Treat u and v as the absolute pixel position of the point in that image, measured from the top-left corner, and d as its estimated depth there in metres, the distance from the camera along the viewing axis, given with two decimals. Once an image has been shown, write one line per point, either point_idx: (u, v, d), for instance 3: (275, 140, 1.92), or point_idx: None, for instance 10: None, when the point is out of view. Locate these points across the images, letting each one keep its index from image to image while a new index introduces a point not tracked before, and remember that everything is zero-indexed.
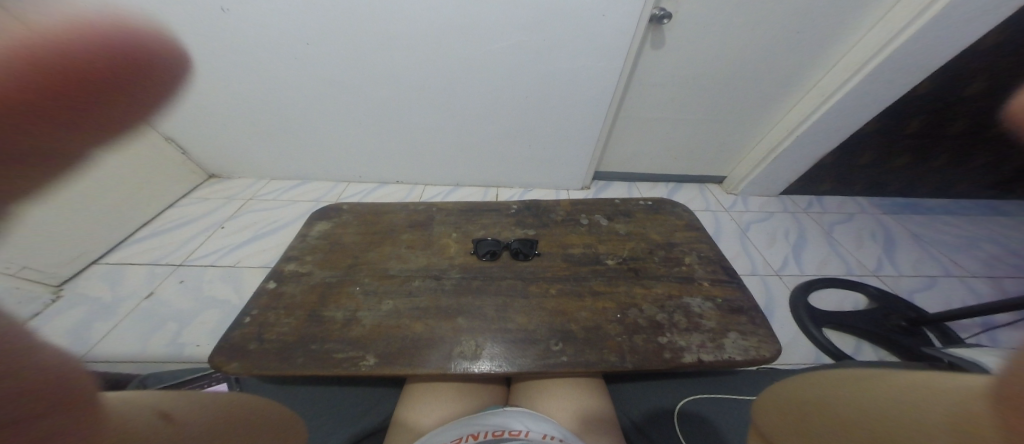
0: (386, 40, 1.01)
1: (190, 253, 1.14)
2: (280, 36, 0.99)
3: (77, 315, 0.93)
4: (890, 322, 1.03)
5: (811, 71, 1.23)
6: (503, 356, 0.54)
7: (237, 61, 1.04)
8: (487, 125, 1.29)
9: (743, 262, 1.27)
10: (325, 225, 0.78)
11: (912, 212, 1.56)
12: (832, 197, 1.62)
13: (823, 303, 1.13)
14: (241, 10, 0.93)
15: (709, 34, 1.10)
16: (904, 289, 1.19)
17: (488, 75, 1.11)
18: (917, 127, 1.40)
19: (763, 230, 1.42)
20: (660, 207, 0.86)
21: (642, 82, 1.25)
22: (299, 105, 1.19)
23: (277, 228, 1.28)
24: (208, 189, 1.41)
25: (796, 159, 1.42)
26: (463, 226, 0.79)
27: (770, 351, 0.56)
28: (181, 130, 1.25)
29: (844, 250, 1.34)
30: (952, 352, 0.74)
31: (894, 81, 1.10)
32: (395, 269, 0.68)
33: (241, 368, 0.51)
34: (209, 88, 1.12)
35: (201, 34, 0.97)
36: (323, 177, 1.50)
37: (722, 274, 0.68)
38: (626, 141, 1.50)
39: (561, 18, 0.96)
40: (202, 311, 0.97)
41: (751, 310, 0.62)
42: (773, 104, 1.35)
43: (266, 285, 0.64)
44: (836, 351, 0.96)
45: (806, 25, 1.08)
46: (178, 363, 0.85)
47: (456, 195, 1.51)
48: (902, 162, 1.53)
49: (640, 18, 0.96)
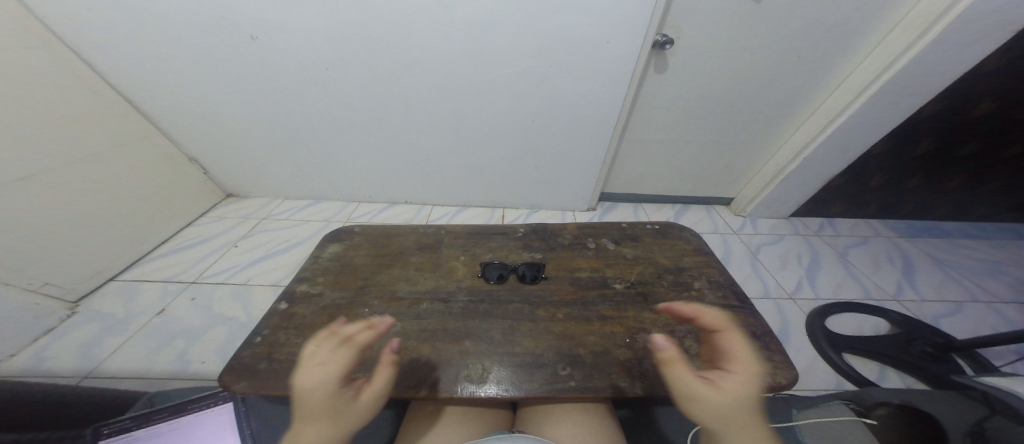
0: (401, 66, 1.07)
1: (204, 270, 1.17)
2: (303, 62, 1.06)
3: (92, 330, 0.95)
4: (915, 348, 0.98)
5: (812, 95, 1.25)
6: (509, 380, 0.53)
7: (262, 85, 1.11)
8: (494, 147, 1.33)
9: (755, 285, 1.24)
10: (337, 246, 0.80)
11: (928, 235, 1.53)
12: (843, 219, 1.59)
13: (841, 327, 1.09)
14: (269, 38, 1.00)
15: (711, 59, 1.14)
16: (927, 314, 1.14)
17: (496, 99, 1.16)
18: (926, 149, 1.40)
19: (774, 252, 1.40)
20: (667, 231, 0.87)
21: (646, 105, 1.29)
22: (317, 127, 1.25)
23: (288, 247, 1.31)
24: (225, 208, 1.46)
25: (804, 181, 1.41)
26: (471, 249, 0.80)
27: (786, 378, 0.54)
28: (205, 151, 1.31)
29: (859, 273, 1.30)
30: (982, 380, 0.70)
31: (897, 103, 1.12)
32: (404, 291, 0.69)
33: (249, 388, 0.51)
34: (234, 111, 1.19)
35: (230, 60, 1.04)
36: (335, 197, 1.55)
37: (734, 299, 0.67)
38: (632, 163, 1.52)
39: (567, 46, 1.01)
40: (212, 328, 0.99)
41: (765, 336, 0.61)
42: (777, 127, 1.37)
43: (278, 305, 0.65)
44: (860, 379, 0.91)
45: (805, 51, 1.11)
46: (185, 382, 0.86)
47: (462, 215, 1.54)
48: (914, 183, 1.52)
49: (643, 43, 1.00)
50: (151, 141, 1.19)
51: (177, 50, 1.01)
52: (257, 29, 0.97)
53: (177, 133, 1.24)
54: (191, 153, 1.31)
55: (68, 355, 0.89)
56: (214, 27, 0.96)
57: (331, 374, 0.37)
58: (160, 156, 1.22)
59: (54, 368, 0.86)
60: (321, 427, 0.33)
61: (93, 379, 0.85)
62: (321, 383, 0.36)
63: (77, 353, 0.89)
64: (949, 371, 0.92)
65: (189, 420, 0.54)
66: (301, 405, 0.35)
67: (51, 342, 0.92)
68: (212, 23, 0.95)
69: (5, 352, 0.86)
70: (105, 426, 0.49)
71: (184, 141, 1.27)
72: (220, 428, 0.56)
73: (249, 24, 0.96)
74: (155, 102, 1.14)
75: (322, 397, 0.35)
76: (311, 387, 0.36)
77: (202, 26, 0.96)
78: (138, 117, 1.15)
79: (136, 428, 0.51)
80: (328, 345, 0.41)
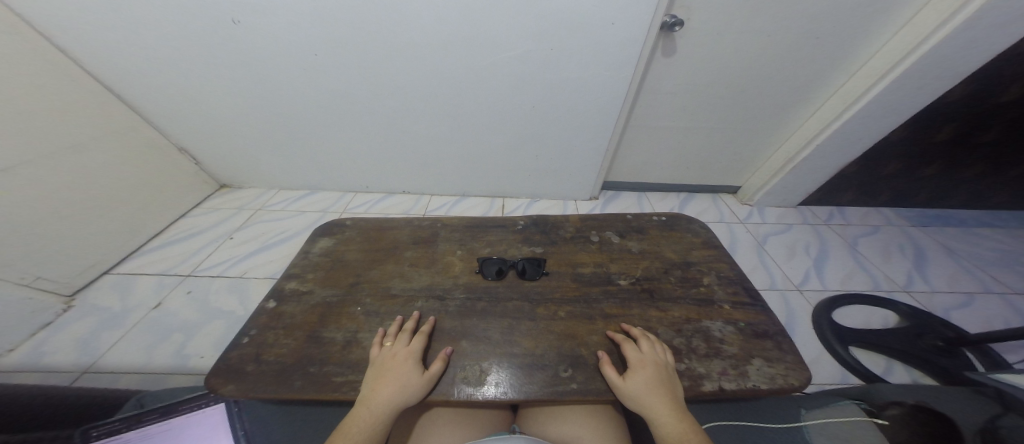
0: (394, 50, 1.01)
1: (199, 263, 1.15)
2: (290, 48, 1.00)
3: (87, 325, 0.94)
4: (924, 341, 0.96)
5: (830, 78, 1.18)
6: (508, 381, 0.50)
7: (248, 72, 1.06)
8: (493, 135, 1.28)
9: (761, 276, 1.20)
10: (328, 241, 0.77)
11: (941, 223, 1.49)
12: (854, 208, 1.55)
13: (849, 320, 1.06)
14: (252, 22, 0.93)
15: (724, 40, 1.07)
16: (938, 306, 1.11)
17: (495, 84, 1.10)
18: (946, 135, 1.33)
19: (781, 242, 1.36)
20: (674, 223, 0.83)
21: (653, 91, 1.23)
22: (308, 116, 1.20)
23: (284, 238, 1.28)
24: (219, 199, 1.43)
25: (816, 169, 1.36)
26: (468, 243, 0.77)
27: (798, 380, 0.51)
28: (195, 141, 1.27)
29: (869, 264, 1.27)
30: (996, 376, 0.67)
31: (921, 88, 1.05)
32: (398, 288, 0.66)
33: (237, 390, 0.49)
34: (221, 99, 1.13)
35: (212, 46, 0.98)
36: (330, 187, 1.52)
37: (744, 297, 0.64)
38: (636, 151, 1.46)
39: (571, 27, 0.94)
40: (210, 322, 0.98)
41: (776, 335, 0.58)
42: (791, 112, 1.30)
43: (266, 304, 0.62)
44: (867, 372, 0.89)
45: (825, 31, 1.04)
46: (182, 376, 0.85)
47: (461, 205, 1.50)
48: (930, 171, 1.46)
49: (652, 25, 0.94)
50: (138, 132, 1.15)
51: (154, 34, 0.95)
52: (239, 12, 0.91)
53: (165, 124, 1.20)
54: (180, 143, 1.27)
55: (65, 350, 0.88)
56: (192, 9, 0.90)
57: (414, 353, 0.51)
58: (150, 147, 1.18)
59: (51, 363, 0.85)
60: (393, 387, 0.46)
61: (91, 374, 0.84)
62: (409, 355, 0.50)
63: (74, 348, 0.89)
64: (959, 366, 0.90)
65: (180, 421, 0.53)
66: (389, 366, 0.49)
67: (47, 337, 0.91)
68: (190, 5, 0.89)
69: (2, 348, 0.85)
70: (94, 428, 0.46)
71: (172, 130, 1.22)
72: (211, 430, 0.55)
73: (230, 7, 0.90)
74: (137, 89, 1.09)
75: (404, 364, 0.49)
76: (401, 355, 0.50)
77: (177, 7, 0.89)
78: (123, 108, 1.11)
79: (126, 430, 0.49)
80: (401, 334, 0.55)
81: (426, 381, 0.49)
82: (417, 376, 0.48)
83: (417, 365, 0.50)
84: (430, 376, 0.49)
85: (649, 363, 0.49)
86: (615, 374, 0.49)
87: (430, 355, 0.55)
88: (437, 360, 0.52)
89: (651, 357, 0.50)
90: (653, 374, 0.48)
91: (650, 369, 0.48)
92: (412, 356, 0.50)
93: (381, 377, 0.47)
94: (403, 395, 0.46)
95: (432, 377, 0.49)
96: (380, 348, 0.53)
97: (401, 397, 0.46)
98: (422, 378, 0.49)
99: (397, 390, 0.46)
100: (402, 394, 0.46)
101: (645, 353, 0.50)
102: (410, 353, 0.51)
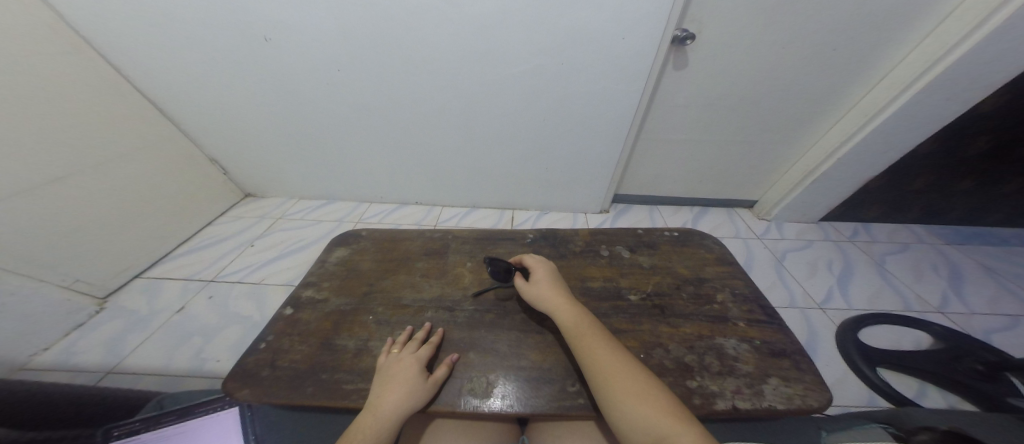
0: (412, 65, 1.06)
1: (221, 268, 1.21)
2: (315, 64, 1.06)
3: (117, 326, 0.99)
4: (962, 364, 0.90)
5: (850, 90, 1.16)
6: (515, 395, 0.50)
7: (275, 86, 1.12)
8: (506, 147, 1.30)
9: (780, 293, 1.16)
10: (344, 251, 0.79)
11: (977, 242, 1.41)
12: (880, 224, 1.49)
13: (876, 340, 1.00)
14: (283, 39, 1.00)
15: (738, 52, 1.07)
16: (977, 328, 1.04)
17: (508, 98, 1.13)
18: (979, 148, 1.27)
19: (801, 258, 1.31)
20: (686, 238, 0.82)
21: (665, 103, 1.23)
22: (329, 128, 1.26)
23: (302, 247, 1.32)
24: (243, 207, 1.50)
25: (838, 183, 1.32)
26: (478, 255, 0.78)
27: (818, 400, 0.49)
28: (226, 153, 1.35)
29: (898, 282, 1.20)
30: None
31: (949, 100, 1.02)
32: (409, 299, 0.67)
33: (251, 394, 0.51)
34: (250, 112, 1.20)
35: (244, 61, 1.05)
36: (347, 197, 1.57)
37: (760, 314, 0.62)
38: (649, 163, 1.46)
39: (584, 41, 0.97)
40: (228, 326, 1.01)
41: (795, 354, 0.56)
42: (808, 125, 1.28)
43: (283, 311, 0.65)
44: (898, 396, 0.84)
45: (842, 42, 1.03)
46: (199, 379, 0.88)
47: (472, 217, 1.52)
48: (963, 186, 1.39)
49: (663, 38, 0.95)
50: (174, 142, 1.22)
51: (194, 51, 1.02)
52: (271, 30, 0.97)
53: (198, 136, 1.28)
54: (211, 154, 1.35)
55: (94, 350, 0.93)
56: (228, 28, 0.97)
57: (420, 360, 0.52)
58: (183, 157, 1.25)
59: (83, 361, 0.90)
60: (397, 394, 0.47)
61: (116, 373, 0.88)
62: (415, 362, 0.51)
63: (103, 348, 0.93)
64: (1000, 391, 0.83)
65: (195, 424, 0.55)
66: (394, 374, 0.49)
67: (80, 337, 0.96)
68: (228, 24, 0.96)
69: (38, 347, 0.90)
70: (115, 427, 0.50)
71: (204, 142, 1.30)
72: (224, 432, 0.57)
73: (263, 26, 0.97)
74: (174, 103, 1.17)
75: (408, 371, 0.49)
76: (407, 362, 0.51)
77: (217, 27, 0.97)
78: (162, 120, 1.19)
79: (144, 431, 0.51)
80: (411, 343, 0.56)
81: (428, 386, 0.49)
82: (421, 382, 0.49)
83: (423, 371, 0.50)
84: (432, 381, 0.50)
85: (538, 267, 0.62)
86: (521, 281, 0.61)
87: (436, 361, 0.55)
88: (442, 368, 0.52)
89: (542, 262, 0.64)
90: (546, 271, 0.61)
91: (542, 267, 0.62)
92: (417, 362, 0.51)
93: (387, 382, 0.48)
94: (408, 400, 0.47)
95: (434, 383, 0.50)
96: (387, 355, 0.54)
97: (404, 403, 0.46)
98: (425, 384, 0.49)
99: (402, 398, 0.46)
100: (407, 400, 0.47)
101: (539, 261, 0.64)
102: (417, 358, 0.52)
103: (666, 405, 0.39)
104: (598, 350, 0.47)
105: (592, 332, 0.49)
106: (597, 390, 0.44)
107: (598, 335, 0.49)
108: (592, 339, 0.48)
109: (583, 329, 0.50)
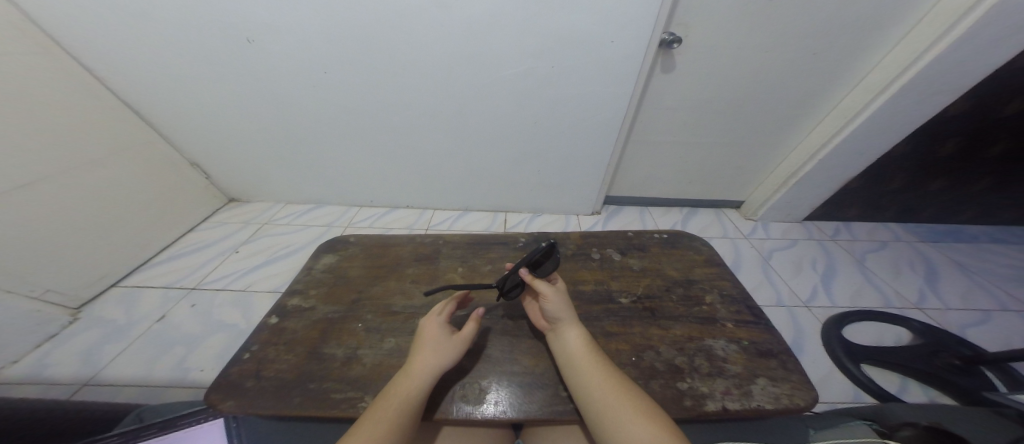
0: (400, 68, 1.05)
1: (205, 275, 1.17)
2: (300, 66, 1.04)
3: (92, 337, 0.95)
4: (939, 359, 0.93)
5: (829, 94, 1.20)
6: (509, 400, 0.50)
7: (258, 89, 1.10)
8: (497, 150, 1.30)
9: (767, 292, 1.18)
10: (331, 258, 0.78)
11: (950, 239, 1.47)
12: (860, 223, 1.54)
13: (858, 337, 1.03)
14: (266, 41, 0.98)
15: (723, 56, 1.09)
16: (952, 323, 1.08)
17: (499, 101, 1.13)
18: (950, 150, 1.33)
19: (786, 257, 1.35)
20: (675, 240, 0.83)
21: (653, 106, 1.25)
22: (316, 132, 1.24)
23: (289, 252, 1.29)
24: (227, 213, 1.46)
25: (819, 183, 1.36)
26: (470, 260, 0.78)
27: (805, 400, 0.50)
28: (208, 157, 1.31)
29: (878, 280, 1.24)
30: (1014, 397, 0.62)
31: (921, 103, 1.06)
32: (400, 306, 0.66)
33: (235, 406, 0.49)
34: (233, 115, 1.17)
35: (226, 62, 1.02)
36: (336, 201, 1.54)
37: (748, 315, 0.64)
38: (638, 165, 1.48)
39: (572, 45, 0.97)
40: (212, 335, 0.98)
41: (782, 354, 0.57)
42: (791, 127, 1.32)
43: (268, 320, 0.63)
44: (880, 391, 0.86)
45: (821, 48, 1.06)
46: (181, 390, 0.85)
47: (464, 220, 1.52)
48: (936, 186, 1.45)
49: (650, 43, 0.97)
50: (152, 146, 1.18)
51: (173, 53, 0.99)
52: (254, 31, 0.95)
53: (178, 139, 1.24)
54: (192, 158, 1.31)
55: (67, 362, 0.89)
56: (208, 28, 0.94)
57: (441, 319, 0.52)
58: (162, 161, 1.21)
59: (54, 375, 0.86)
60: (425, 355, 0.48)
61: (91, 386, 0.84)
62: (438, 323, 0.51)
63: (76, 360, 0.89)
64: (975, 384, 0.87)
65: None
66: (421, 338, 0.50)
67: (52, 349, 0.92)
68: (208, 25, 0.93)
69: (5, 360, 0.86)
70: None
71: (184, 146, 1.26)
72: None
73: (245, 27, 0.94)
74: (152, 105, 1.13)
75: (433, 333, 0.50)
76: (430, 325, 0.51)
77: (197, 28, 0.94)
78: (139, 122, 1.15)
79: None
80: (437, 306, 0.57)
81: (454, 342, 0.50)
82: (446, 339, 0.50)
83: (448, 329, 0.51)
84: (458, 336, 0.50)
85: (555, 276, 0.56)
86: (548, 284, 0.52)
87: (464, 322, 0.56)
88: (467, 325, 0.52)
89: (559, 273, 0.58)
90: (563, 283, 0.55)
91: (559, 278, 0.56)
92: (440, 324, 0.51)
93: (419, 345, 0.49)
94: (439, 359, 0.47)
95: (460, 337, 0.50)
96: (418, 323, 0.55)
97: (435, 360, 0.47)
98: (452, 341, 0.50)
99: (430, 358, 0.47)
100: (438, 357, 0.48)
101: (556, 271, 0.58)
102: (441, 318, 0.52)
103: (666, 437, 0.37)
104: (592, 379, 0.45)
105: (587, 358, 0.47)
106: (592, 423, 0.43)
107: (593, 361, 0.47)
108: (587, 366, 0.46)
109: (577, 355, 0.48)
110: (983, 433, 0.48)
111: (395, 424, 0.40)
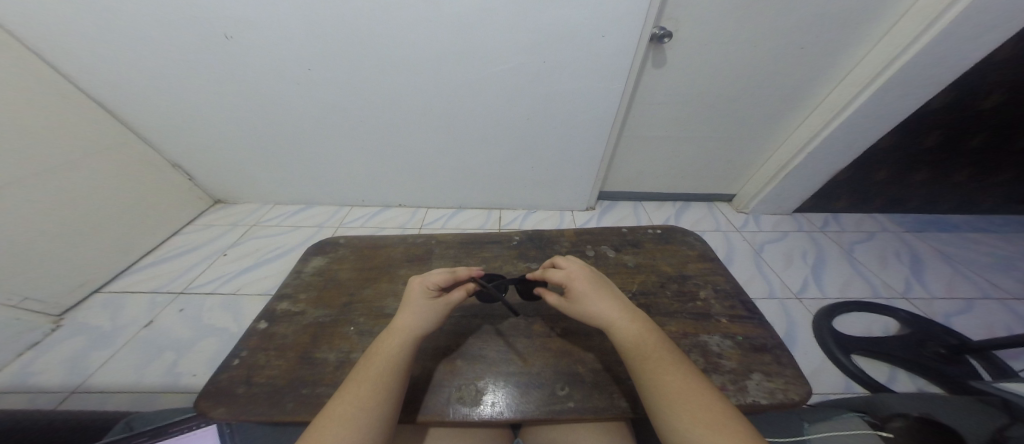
0: (387, 66, 1.03)
1: (192, 280, 1.14)
2: (283, 62, 1.01)
3: (76, 345, 0.92)
4: (926, 349, 0.95)
5: (817, 88, 1.20)
6: (506, 400, 0.50)
7: (241, 88, 1.07)
8: (489, 148, 1.29)
9: (759, 285, 1.20)
10: (321, 260, 0.76)
11: (934, 229, 1.51)
12: (849, 215, 1.57)
13: (849, 328, 1.05)
14: (245, 37, 0.94)
15: (714, 50, 1.09)
16: (938, 312, 1.11)
17: (489, 98, 1.12)
18: (933, 142, 1.35)
19: (778, 249, 1.37)
20: (669, 236, 0.83)
21: (644, 101, 1.24)
22: (303, 130, 1.21)
23: (279, 254, 1.27)
24: (213, 215, 1.43)
25: (808, 176, 1.38)
26: (462, 260, 0.77)
27: (799, 394, 0.50)
28: (191, 158, 1.27)
29: (867, 270, 1.27)
30: (998, 385, 0.64)
31: (906, 96, 1.08)
32: (392, 308, 0.65)
33: (226, 413, 0.48)
34: (215, 114, 1.14)
35: (205, 59, 0.99)
36: (327, 202, 1.52)
37: (741, 310, 0.64)
38: (631, 161, 1.48)
39: (562, 41, 0.96)
40: (201, 340, 0.96)
41: (775, 348, 0.57)
42: (781, 121, 1.32)
43: (258, 325, 0.62)
44: (870, 381, 0.89)
45: (809, 41, 1.06)
46: (172, 396, 0.83)
47: (458, 218, 1.50)
48: (921, 177, 1.48)
49: (641, 37, 0.95)
50: (129, 147, 1.14)
51: (147, 49, 0.95)
52: (232, 27, 0.92)
53: (157, 139, 1.20)
54: (173, 159, 1.27)
55: (50, 370, 0.86)
56: (183, 24, 0.90)
57: (429, 284, 0.53)
58: (140, 162, 1.17)
59: (37, 384, 0.83)
60: (408, 318, 0.49)
61: (77, 394, 0.82)
62: (426, 287, 0.52)
63: (60, 368, 0.87)
64: (960, 373, 0.89)
65: None
66: (407, 300, 0.52)
67: (35, 357, 0.89)
68: (183, 20, 0.89)
69: None
70: None
71: (165, 146, 1.22)
72: None
73: (222, 23, 0.91)
74: (130, 105, 1.09)
75: (419, 297, 0.51)
76: (418, 289, 0.52)
77: (170, 22, 0.90)
78: (116, 123, 1.10)
79: None
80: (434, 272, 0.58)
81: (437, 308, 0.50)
82: (432, 303, 0.50)
83: (430, 293, 0.52)
84: (442, 301, 0.51)
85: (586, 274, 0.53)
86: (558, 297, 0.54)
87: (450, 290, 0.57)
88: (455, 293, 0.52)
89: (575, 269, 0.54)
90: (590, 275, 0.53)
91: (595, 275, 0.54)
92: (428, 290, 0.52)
93: (400, 310, 0.50)
94: (418, 322, 0.48)
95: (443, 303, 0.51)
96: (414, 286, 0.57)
97: (418, 323, 0.48)
98: (436, 306, 0.50)
99: (414, 320, 0.49)
100: (418, 320, 0.49)
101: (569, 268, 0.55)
102: (423, 281, 0.53)
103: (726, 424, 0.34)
104: (651, 368, 0.42)
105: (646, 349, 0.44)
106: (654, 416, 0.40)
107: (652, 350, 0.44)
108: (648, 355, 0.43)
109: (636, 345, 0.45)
110: (975, 425, 0.49)
111: (381, 387, 0.41)
